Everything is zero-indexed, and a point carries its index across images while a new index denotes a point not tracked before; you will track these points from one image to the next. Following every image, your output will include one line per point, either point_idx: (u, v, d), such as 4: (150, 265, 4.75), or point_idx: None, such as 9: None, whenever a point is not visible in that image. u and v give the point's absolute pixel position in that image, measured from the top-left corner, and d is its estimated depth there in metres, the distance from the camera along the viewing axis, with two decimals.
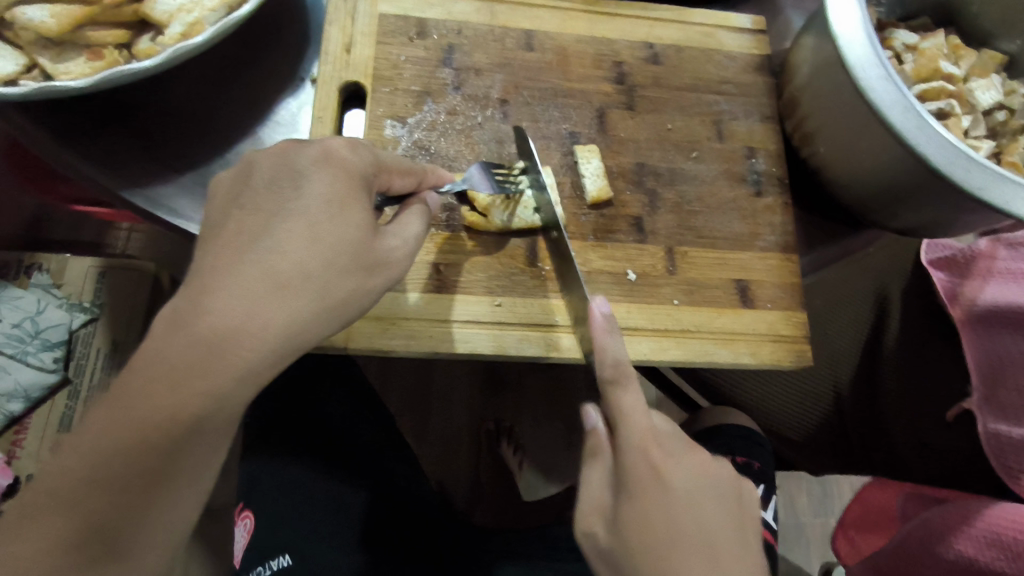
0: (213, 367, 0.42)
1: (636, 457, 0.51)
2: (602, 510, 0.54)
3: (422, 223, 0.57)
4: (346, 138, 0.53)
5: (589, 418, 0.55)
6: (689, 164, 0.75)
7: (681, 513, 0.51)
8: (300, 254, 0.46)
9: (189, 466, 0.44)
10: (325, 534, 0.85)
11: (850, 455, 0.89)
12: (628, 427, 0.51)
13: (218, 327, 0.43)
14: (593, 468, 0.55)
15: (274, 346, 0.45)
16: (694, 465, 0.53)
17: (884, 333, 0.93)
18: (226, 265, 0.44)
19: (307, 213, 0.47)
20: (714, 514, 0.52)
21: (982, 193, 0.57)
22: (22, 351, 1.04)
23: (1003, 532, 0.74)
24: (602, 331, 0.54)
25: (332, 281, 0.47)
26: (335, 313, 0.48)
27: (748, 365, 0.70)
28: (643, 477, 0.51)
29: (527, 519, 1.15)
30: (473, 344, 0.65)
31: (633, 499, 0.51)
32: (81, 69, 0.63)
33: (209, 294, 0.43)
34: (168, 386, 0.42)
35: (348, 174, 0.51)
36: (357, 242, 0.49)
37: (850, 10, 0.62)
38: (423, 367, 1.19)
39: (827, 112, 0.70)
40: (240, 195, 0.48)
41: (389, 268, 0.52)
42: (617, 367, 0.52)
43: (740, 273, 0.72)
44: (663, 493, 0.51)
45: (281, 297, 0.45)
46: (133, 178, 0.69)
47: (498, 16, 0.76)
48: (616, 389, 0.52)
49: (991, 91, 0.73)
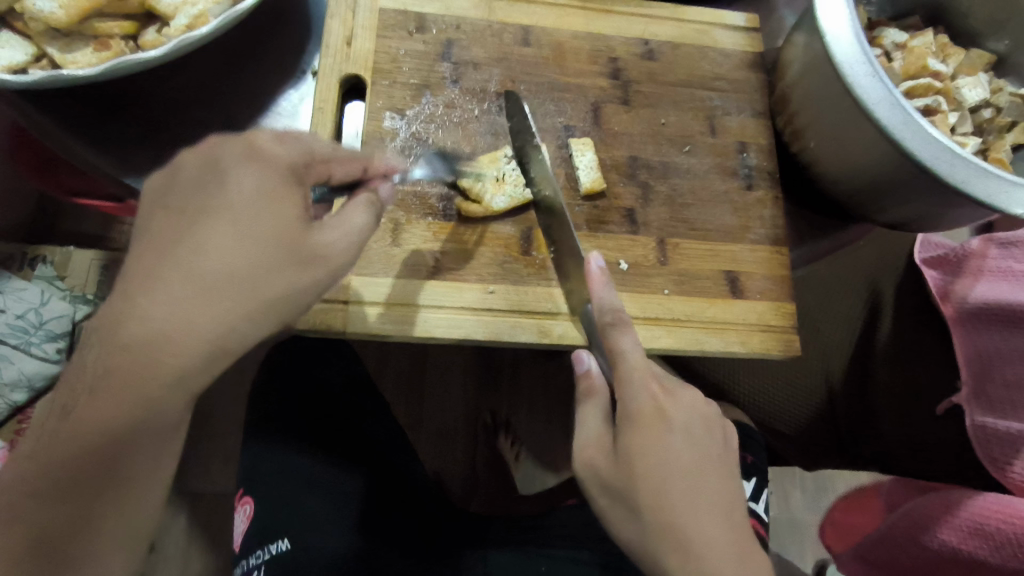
0: (147, 373, 0.45)
1: (638, 393, 0.56)
2: (601, 444, 0.57)
3: (370, 216, 0.55)
4: (277, 131, 0.53)
5: (582, 364, 0.62)
6: (682, 157, 0.76)
7: (681, 448, 0.54)
8: (221, 254, 0.46)
9: (141, 465, 0.49)
10: (324, 517, 0.86)
11: (844, 447, 0.91)
12: (627, 366, 0.57)
13: (142, 336, 0.45)
14: (589, 408, 0.60)
15: (205, 344, 0.46)
16: (690, 399, 0.58)
17: (876, 327, 0.95)
18: (149, 270, 0.46)
19: (230, 210, 0.47)
20: (708, 449, 0.56)
21: (965, 187, 0.59)
22: (25, 342, 1.06)
23: (984, 520, 0.74)
24: (597, 279, 0.62)
25: (261, 278, 0.47)
26: (267, 310, 0.48)
27: (738, 354, 0.71)
28: (645, 407, 0.55)
29: (522, 508, 1.16)
30: (466, 330, 0.67)
31: (634, 427, 0.55)
32: (89, 58, 0.65)
33: (134, 303, 0.45)
34: (110, 395, 0.46)
35: (276, 167, 0.50)
36: (286, 235, 0.49)
37: (838, 7, 0.63)
38: (420, 355, 1.21)
39: (817, 109, 0.72)
40: (165, 196, 0.48)
41: (328, 260, 0.51)
42: (614, 313, 0.60)
43: (731, 264, 0.73)
44: (667, 429, 0.55)
45: (205, 300, 0.46)
46: (138, 167, 0.71)
47: (496, 12, 0.77)
48: (615, 331, 0.59)
49: (978, 88, 0.75)
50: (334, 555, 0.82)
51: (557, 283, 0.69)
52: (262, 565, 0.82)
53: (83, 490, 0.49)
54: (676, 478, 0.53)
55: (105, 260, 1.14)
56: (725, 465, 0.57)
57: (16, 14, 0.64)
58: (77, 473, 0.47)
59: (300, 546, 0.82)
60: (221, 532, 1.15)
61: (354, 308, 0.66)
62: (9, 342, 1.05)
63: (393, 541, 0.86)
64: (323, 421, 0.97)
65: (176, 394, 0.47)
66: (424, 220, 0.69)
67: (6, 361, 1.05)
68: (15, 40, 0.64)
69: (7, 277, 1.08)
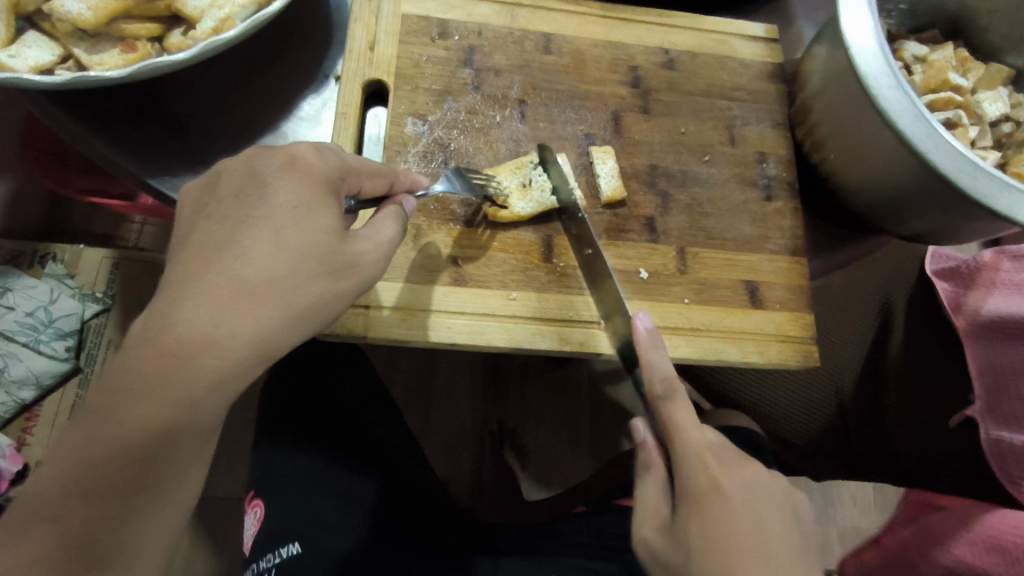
0: (184, 374, 0.45)
1: (692, 464, 0.56)
2: (658, 522, 0.58)
3: (398, 226, 0.56)
4: (314, 144, 0.54)
5: (639, 434, 0.62)
6: (701, 167, 0.77)
7: (738, 513, 0.55)
8: (264, 262, 0.48)
9: (171, 473, 0.49)
10: (341, 526, 0.87)
11: (851, 460, 0.91)
12: (682, 438, 0.57)
13: (184, 338, 0.45)
14: (648, 480, 0.61)
15: (241, 352, 0.47)
16: (751, 474, 0.58)
17: (890, 340, 0.94)
18: (193, 275, 0.46)
19: (271, 220, 0.49)
20: (771, 520, 0.56)
21: (988, 202, 0.59)
22: (34, 340, 1.05)
23: (1003, 537, 0.73)
24: (646, 346, 0.59)
25: (300, 286, 0.49)
26: (303, 319, 0.50)
27: (755, 365, 0.71)
28: (698, 478, 0.56)
29: (539, 513, 1.10)
30: (487, 336, 0.67)
31: (692, 503, 0.55)
32: (115, 60, 0.65)
33: (177, 306, 0.45)
34: (143, 395, 0.45)
35: (313, 180, 0.51)
36: (323, 246, 0.50)
37: (862, 19, 0.64)
38: (429, 365, 1.21)
39: (838, 119, 0.72)
40: (207, 206, 0.50)
41: (361, 270, 0.53)
42: (667, 383, 0.58)
43: (749, 274, 0.74)
44: (721, 499, 0.55)
45: (247, 307, 0.47)
46: (160, 167, 0.71)
47: (518, 19, 0.77)
48: (668, 404, 0.59)
49: (999, 103, 0.75)
50: (347, 555, 0.84)
51: (574, 291, 0.69)
52: (271, 568, 0.83)
53: (110, 496, 0.48)
54: (740, 550, 0.53)
55: (116, 259, 1.14)
56: (779, 513, 0.57)
57: (44, 14, 0.65)
58: (106, 478, 0.47)
59: (310, 549, 0.84)
60: (227, 535, 1.14)
61: (376, 312, 0.66)
62: (17, 340, 1.04)
63: (403, 549, 0.85)
64: (338, 422, 0.97)
65: (208, 397, 0.47)
66: (446, 225, 0.69)
67: (15, 359, 1.04)
68: (42, 40, 0.64)
69: (18, 274, 1.08)
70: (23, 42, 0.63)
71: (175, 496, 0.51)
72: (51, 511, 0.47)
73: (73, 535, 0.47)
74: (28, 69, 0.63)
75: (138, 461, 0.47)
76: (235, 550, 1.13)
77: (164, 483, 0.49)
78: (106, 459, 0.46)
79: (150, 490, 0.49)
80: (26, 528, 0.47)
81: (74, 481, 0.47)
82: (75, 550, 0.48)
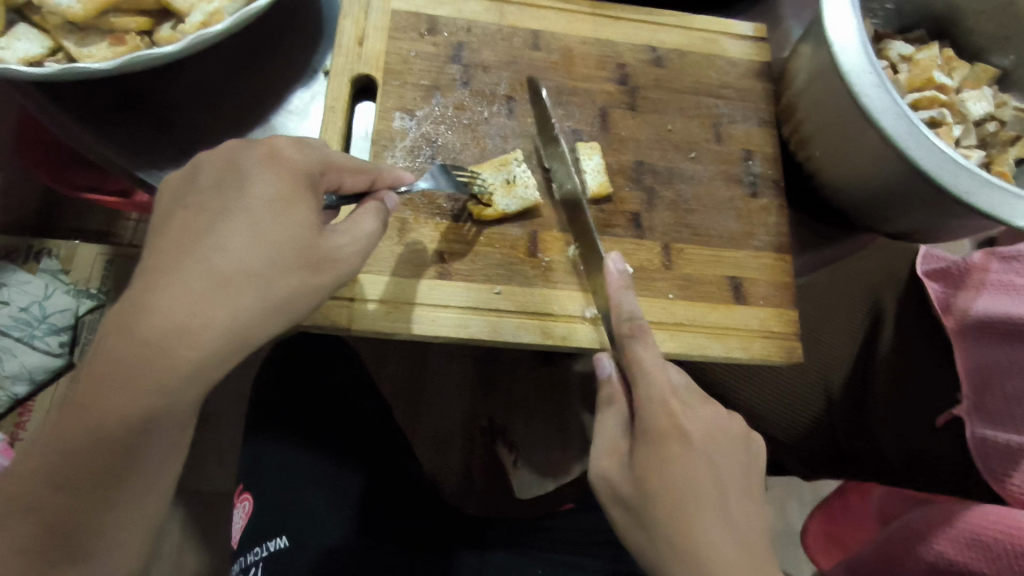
0: (158, 363, 0.46)
1: (656, 408, 0.56)
2: (616, 455, 0.58)
3: (378, 223, 0.57)
4: (294, 140, 0.55)
5: (602, 368, 0.61)
6: (688, 164, 0.77)
7: (700, 461, 0.56)
8: (240, 254, 0.48)
9: (149, 461, 0.50)
10: (326, 515, 0.87)
11: (837, 453, 0.93)
12: (648, 378, 0.58)
13: (158, 328, 0.46)
14: (608, 414, 0.61)
15: (217, 344, 0.47)
16: (712, 419, 0.59)
17: (877, 340, 0.95)
18: (170, 265, 0.47)
19: (249, 212, 0.49)
20: (727, 465, 0.57)
21: (969, 198, 0.59)
22: (28, 335, 1.06)
23: (982, 533, 0.74)
24: (617, 284, 0.62)
25: (276, 279, 0.49)
26: (279, 312, 0.50)
27: (739, 360, 0.71)
28: (662, 423, 0.56)
29: (519, 510, 1.13)
30: (470, 331, 0.67)
31: (653, 444, 0.56)
32: (103, 53, 0.65)
33: (153, 297, 0.46)
34: (118, 382, 0.46)
35: (293, 174, 0.52)
36: (301, 239, 0.50)
37: (846, 17, 0.64)
38: (419, 361, 1.22)
39: (823, 118, 0.72)
40: (185, 196, 0.50)
41: (338, 265, 0.53)
42: (633, 321, 0.60)
43: (735, 270, 0.74)
44: (683, 446, 0.56)
45: (222, 297, 0.47)
46: (149, 160, 0.72)
47: (507, 16, 0.78)
48: (632, 341, 0.60)
49: (983, 102, 0.75)
50: (333, 544, 0.84)
51: (559, 286, 0.70)
52: (257, 564, 0.82)
53: (89, 483, 0.48)
54: (698, 496, 0.54)
55: (110, 255, 1.14)
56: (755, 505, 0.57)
57: (34, 7, 0.66)
58: (86, 464, 0.47)
59: (297, 543, 0.83)
60: (217, 531, 1.14)
61: (360, 304, 0.66)
62: (12, 334, 1.05)
63: (390, 542, 0.86)
64: (327, 418, 0.97)
65: (186, 384, 0.47)
66: (433, 219, 0.70)
67: (8, 353, 1.05)
68: (32, 33, 0.65)
69: (12, 269, 1.08)
70: (13, 34, 0.64)
71: (155, 482, 0.52)
72: (33, 493, 0.48)
73: (60, 515, 0.49)
74: (17, 61, 0.63)
75: (118, 448, 0.47)
76: (225, 545, 1.13)
77: (144, 470, 0.50)
78: (86, 445, 0.47)
79: (129, 477, 0.49)
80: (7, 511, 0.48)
81: (52, 468, 0.48)
82: (54, 533, 0.50)
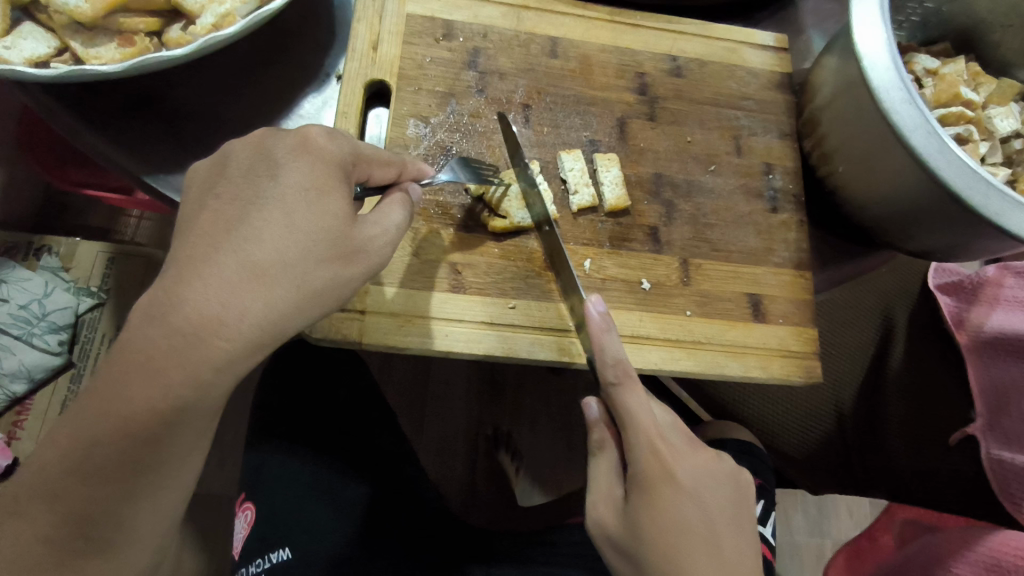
0: (193, 354, 0.45)
1: (645, 455, 0.54)
2: (613, 502, 0.56)
3: (405, 213, 0.57)
4: (326, 128, 0.54)
5: (591, 410, 0.58)
6: (707, 176, 0.75)
7: (687, 503, 0.53)
8: (275, 242, 0.47)
9: (159, 471, 0.48)
10: (328, 528, 0.85)
11: (849, 475, 0.89)
12: (633, 423, 0.54)
13: (193, 319, 0.44)
14: (600, 461, 0.58)
15: (237, 356, 0.46)
16: (698, 457, 0.56)
17: (889, 356, 0.93)
18: (202, 255, 0.46)
19: (283, 203, 0.48)
20: (717, 504, 0.55)
21: (999, 220, 0.57)
22: (27, 333, 1.03)
23: (1002, 557, 0.76)
24: (597, 328, 0.56)
25: (310, 270, 0.48)
26: (312, 303, 0.49)
27: (758, 380, 0.70)
28: (650, 469, 0.54)
29: (522, 523, 1.16)
30: (484, 346, 0.65)
31: (644, 491, 0.54)
32: (111, 54, 0.63)
33: (187, 286, 0.45)
34: (146, 378, 0.45)
35: (326, 165, 0.51)
36: (336, 228, 0.50)
37: (876, 30, 0.62)
38: (422, 367, 1.20)
39: (847, 133, 0.71)
40: (215, 185, 0.49)
41: (369, 257, 0.53)
42: (617, 364, 0.54)
43: (753, 287, 0.72)
44: (671, 487, 0.53)
45: (258, 287, 0.46)
46: (156, 163, 0.70)
47: (525, 22, 0.76)
48: (620, 389, 0.55)
49: (1010, 118, 0.73)
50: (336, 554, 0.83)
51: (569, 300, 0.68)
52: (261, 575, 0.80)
53: (102, 489, 0.48)
54: (690, 542, 0.52)
55: (112, 254, 1.13)
56: (751, 522, 0.58)
57: (40, 5, 0.64)
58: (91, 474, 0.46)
59: (301, 556, 0.81)
60: (217, 534, 1.13)
61: (372, 318, 0.64)
62: (11, 332, 1.02)
63: (389, 552, 0.84)
64: (335, 425, 0.97)
65: (197, 401, 0.46)
66: (446, 230, 0.68)
67: (7, 352, 1.02)
68: (38, 32, 0.63)
69: (12, 266, 1.06)
70: (19, 34, 0.62)
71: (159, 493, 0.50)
72: (47, 497, 0.48)
73: (69, 522, 0.48)
74: (22, 61, 0.61)
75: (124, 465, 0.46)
76: (225, 549, 1.12)
77: (153, 478, 0.48)
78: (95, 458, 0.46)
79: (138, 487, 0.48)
80: (21, 508, 0.48)
81: (65, 474, 0.47)
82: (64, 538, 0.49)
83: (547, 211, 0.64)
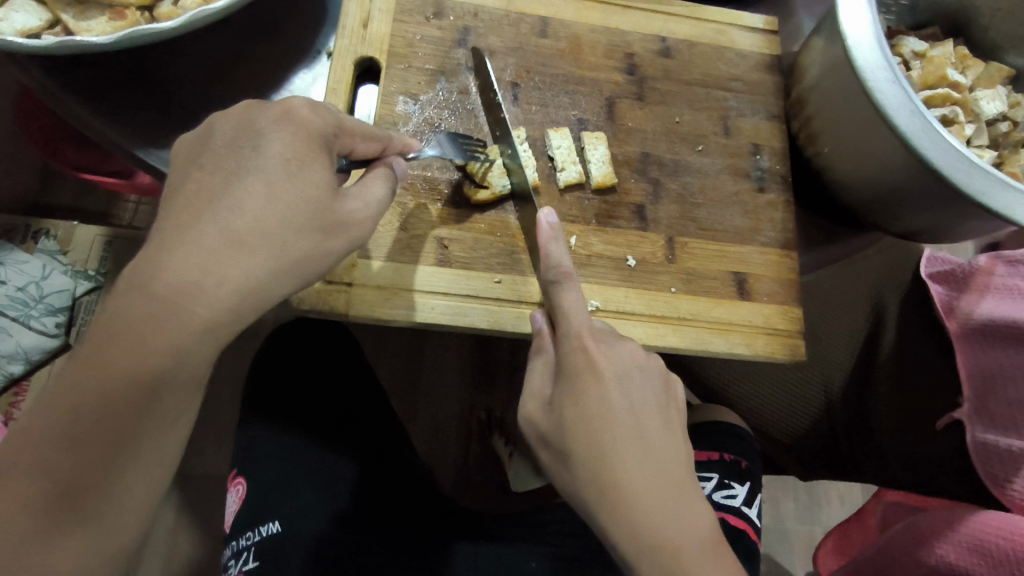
0: (175, 318, 0.45)
1: (570, 346, 0.57)
2: (542, 398, 0.57)
3: (387, 188, 0.57)
4: (309, 101, 0.54)
5: (536, 322, 0.62)
6: (694, 156, 0.76)
7: (611, 393, 0.54)
8: (257, 213, 0.48)
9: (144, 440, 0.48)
10: (319, 503, 0.86)
11: (836, 459, 0.91)
12: (566, 322, 0.58)
13: (173, 284, 0.45)
14: (537, 363, 0.61)
15: (218, 322, 0.47)
16: (626, 354, 0.58)
17: (878, 340, 0.94)
18: (185, 225, 0.47)
19: (265, 173, 0.49)
20: (645, 398, 0.55)
21: (981, 198, 0.58)
22: (25, 315, 1.04)
23: (984, 538, 0.77)
24: (546, 235, 0.62)
25: (291, 241, 0.49)
26: (292, 272, 0.50)
27: (743, 357, 0.71)
28: (575, 359, 0.56)
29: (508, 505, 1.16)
30: (470, 319, 0.66)
31: (568, 381, 0.55)
32: (102, 27, 0.64)
33: (169, 256, 0.46)
34: (130, 344, 0.45)
35: (309, 136, 0.52)
36: (317, 201, 0.51)
37: (862, 12, 0.63)
38: (417, 351, 1.21)
39: (834, 113, 0.71)
40: (199, 156, 0.50)
41: (351, 230, 0.54)
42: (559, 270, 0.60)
43: (739, 265, 0.73)
44: (593, 377, 0.54)
45: (237, 255, 0.47)
46: (148, 137, 0.71)
47: (515, 2, 0.76)
48: (558, 287, 0.60)
49: (996, 102, 0.74)
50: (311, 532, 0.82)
51: None
52: (251, 547, 0.81)
53: (82, 461, 0.47)
54: (611, 427, 0.52)
55: (109, 237, 1.14)
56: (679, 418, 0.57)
57: None
58: (80, 442, 0.46)
59: (289, 529, 0.81)
60: (211, 516, 1.14)
61: (359, 290, 0.65)
62: (8, 313, 1.03)
63: (375, 529, 0.85)
64: (326, 405, 0.97)
65: (179, 368, 0.47)
66: (433, 205, 0.68)
67: (5, 333, 1.03)
68: (30, 5, 0.63)
69: (10, 248, 1.07)
70: (11, 6, 0.63)
71: (149, 463, 0.49)
72: (31, 466, 0.46)
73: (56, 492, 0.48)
74: (15, 33, 0.62)
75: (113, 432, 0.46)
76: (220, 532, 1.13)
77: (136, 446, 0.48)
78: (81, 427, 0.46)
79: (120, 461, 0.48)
80: None
81: (50, 444, 0.46)
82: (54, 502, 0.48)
83: (523, 181, 0.64)
